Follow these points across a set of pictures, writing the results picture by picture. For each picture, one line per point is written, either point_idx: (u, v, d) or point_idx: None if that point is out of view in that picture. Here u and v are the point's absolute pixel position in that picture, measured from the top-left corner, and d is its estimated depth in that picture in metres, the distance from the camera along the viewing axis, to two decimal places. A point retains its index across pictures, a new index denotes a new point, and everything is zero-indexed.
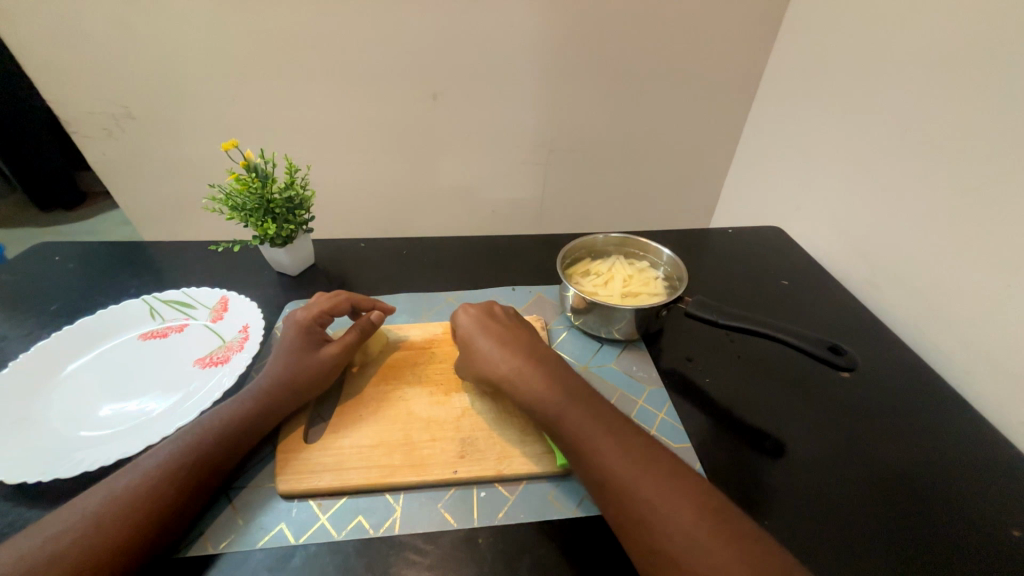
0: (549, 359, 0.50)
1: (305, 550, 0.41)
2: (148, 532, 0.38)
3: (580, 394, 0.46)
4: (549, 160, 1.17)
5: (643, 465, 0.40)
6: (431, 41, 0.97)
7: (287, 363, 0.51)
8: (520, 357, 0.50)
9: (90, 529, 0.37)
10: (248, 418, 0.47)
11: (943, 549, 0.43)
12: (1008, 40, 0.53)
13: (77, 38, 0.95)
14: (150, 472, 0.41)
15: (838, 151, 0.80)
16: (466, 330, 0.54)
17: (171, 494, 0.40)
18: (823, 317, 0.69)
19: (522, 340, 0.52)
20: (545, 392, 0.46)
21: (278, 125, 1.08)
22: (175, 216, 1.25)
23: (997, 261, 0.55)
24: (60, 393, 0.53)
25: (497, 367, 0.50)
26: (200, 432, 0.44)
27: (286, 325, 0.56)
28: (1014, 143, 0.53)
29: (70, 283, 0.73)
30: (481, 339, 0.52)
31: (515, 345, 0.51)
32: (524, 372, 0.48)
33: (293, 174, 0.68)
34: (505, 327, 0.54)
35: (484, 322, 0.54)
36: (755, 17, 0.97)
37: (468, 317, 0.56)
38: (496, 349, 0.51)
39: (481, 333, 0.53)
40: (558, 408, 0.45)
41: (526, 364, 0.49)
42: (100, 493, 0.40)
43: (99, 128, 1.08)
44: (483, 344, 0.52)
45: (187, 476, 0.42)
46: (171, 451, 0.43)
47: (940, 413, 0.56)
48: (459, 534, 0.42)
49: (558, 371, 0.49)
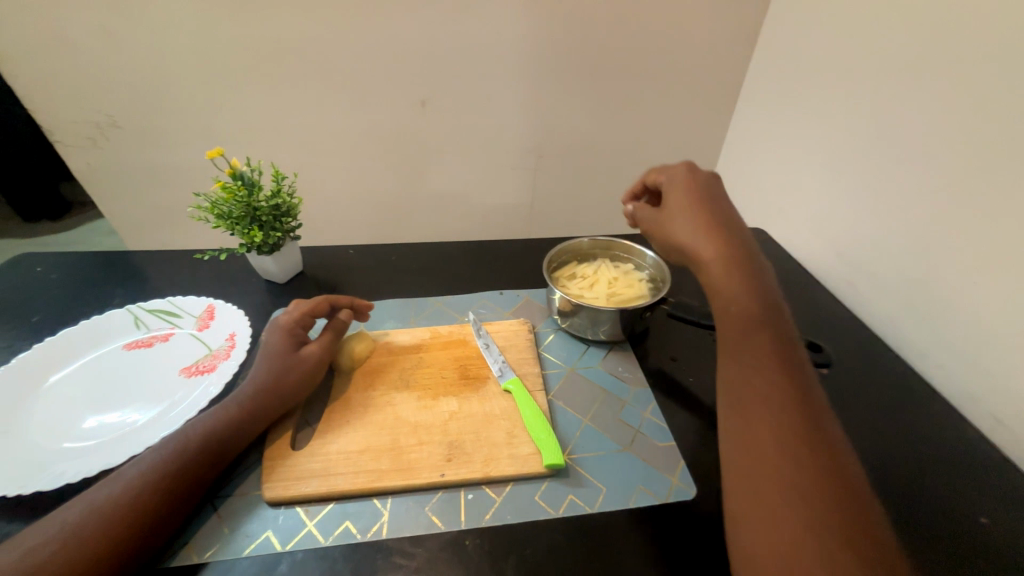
0: (749, 253, 0.47)
1: (292, 557, 0.41)
2: (129, 543, 0.38)
3: (766, 303, 0.44)
4: (536, 166, 1.18)
5: (790, 396, 0.38)
6: (417, 49, 0.98)
7: (271, 367, 0.51)
8: (717, 237, 0.47)
9: (68, 541, 0.37)
10: (233, 424, 0.47)
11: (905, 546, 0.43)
12: (974, 45, 0.55)
13: (62, 48, 0.95)
14: (133, 481, 0.41)
15: (815, 154, 0.82)
16: (672, 195, 0.53)
17: (154, 504, 0.40)
18: (806, 317, 0.71)
19: (729, 225, 0.49)
20: (732, 282, 0.45)
21: (265, 133, 1.08)
22: (161, 224, 1.24)
23: (967, 256, 0.56)
24: (44, 404, 0.53)
25: (689, 240, 0.48)
26: (183, 440, 0.44)
27: (269, 328, 0.57)
28: (980, 146, 0.54)
29: (53, 294, 0.72)
30: (686, 210, 0.50)
31: (720, 227, 0.48)
32: (718, 258, 0.46)
33: (280, 182, 0.68)
34: (714, 206, 0.50)
35: (697, 203, 0.50)
36: (735, 24, 0.99)
37: (682, 185, 0.52)
38: (695, 224, 0.49)
39: (687, 203, 0.51)
40: (734, 301, 0.44)
41: (724, 249, 0.46)
42: (79, 504, 0.39)
43: (84, 137, 1.08)
44: (685, 218, 0.50)
45: (170, 485, 0.41)
46: (153, 460, 0.43)
47: (920, 407, 0.57)
48: (447, 536, 0.42)
49: (750, 268, 0.46)
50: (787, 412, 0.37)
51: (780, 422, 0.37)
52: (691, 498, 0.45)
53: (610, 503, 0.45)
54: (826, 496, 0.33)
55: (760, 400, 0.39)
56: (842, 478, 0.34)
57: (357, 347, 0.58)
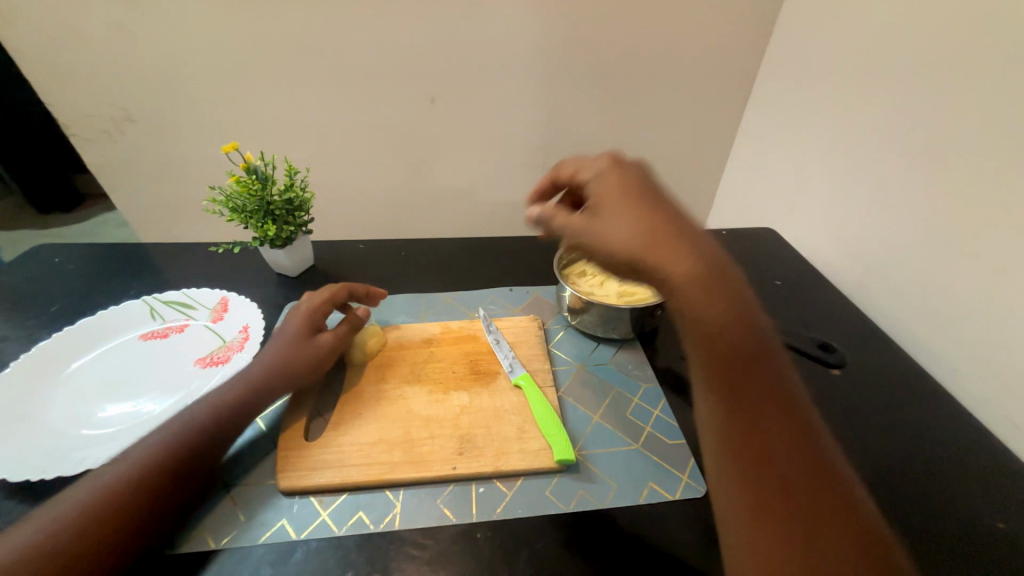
0: (717, 258, 0.38)
1: (307, 546, 0.41)
2: (136, 523, 0.39)
3: (748, 322, 0.37)
4: (545, 163, 1.18)
5: (792, 433, 0.34)
6: (427, 46, 0.98)
7: (284, 352, 0.52)
8: (675, 250, 0.38)
9: (77, 521, 0.37)
10: (238, 408, 0.47)
11: (910, 543, 0.44)
12: (991, 46, 0.54)
13: (77, 43, 0.96)
14: (139, 463, 0.41)
15: (828, 155, 0.81)
16: (607, 198, 0.42)
17: (161, 486, 0.41)
18: (816, 317, 0.70)
19: (681, 226, 0.40)
20: (710, 309, 0.36)
21: (276, 128, 1.09)
22: (173, 218, 1.26)
23: (983, 259, 0.56)
24: (63, 392, 0.54)
25: (648, 258, 0.38)
26: (189, 424, 0.45)
27: (285, 317, 0.57)
28: (996, 149, 0.54)
29: (70, 285, 0.73)
30: (630, 218, 0.40)
31: (674, 235, 0.39)
32: (689, 281, 0.37)
33: (293, 176, 0.68)
34: (655, 205, 0.41)
35: (643, 205, 0.41)
36: (748, 22, 0.98)
37: (618, 185, 0.43)
38: (643, 234, 0.39)
39: (630, 209, 0.40)
40: (717, 329, 0.36)
41: (693, 266, 0.37)
42: (87, 484, 0.40)
43: (98, 131, 1.09)
44: (637, 224, 0.39)
45: (176, 467, 0.42)
46: (158, 442, 0.43)
47: (931, 409, 0.57)
48: (458, 528, 0.43)
49: (724, 282, 0.37)
50: (795, 452, 0.34)
51: (790, 468, 0.33)
52: (701, 496, 0.46)
53: (621, 499, 0.45)
54: (861, 564, 0.30)
55: (768, 449, 0.34)
56: (858, 520, 0.32)
57: (370, 340, 0.58)
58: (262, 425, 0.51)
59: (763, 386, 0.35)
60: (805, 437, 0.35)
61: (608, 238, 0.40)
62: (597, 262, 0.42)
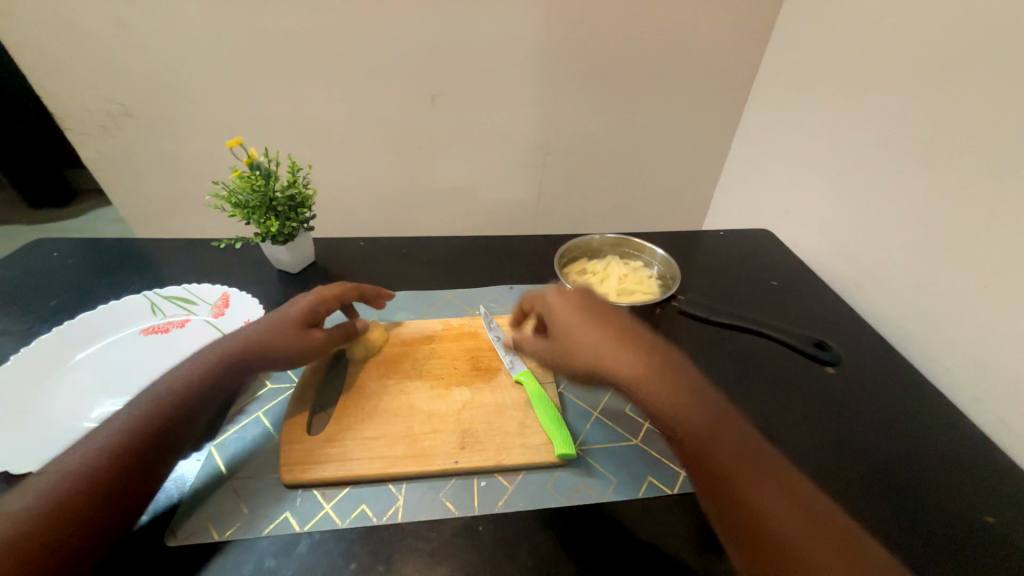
0: (661, 356, 0.46)
1: (311, 538, 0.42)
2: (108, 504, 0.38)
3: (704, 403, 0.43)
4: (545, 163, 1.19)
5: (781, 494, 0.37)
6: (430, 44, 0.99)
7: (268, 336, 0.52)
8: (623, 354, 0.46)
9: (46, 504, 0.36)
10: (208, 386, 0.48)
11: (901, 537, 0.45)
12: (987, 52, 0.56)
13: (76, 37, 0.95)
14: (107, 444, 0.40)
15: (824, 157, 0.82)
16: (562, 317, 0.51)
17: (133, 466, 0.40)
18: (810, 317, 0.72)
19: (624, 332, 0.49)
20: (663, 394, 0.43)
21: (277, 125, 1.09)
22: (170, 214, 1.25)
23: (975, 260, 0.57)
24: (65, 385, 0.54)
25: (604, 366, 0.46)
26: (157, 405, 0.44)
27: (284, 306, 0.57)
28: (992, 152, 0.55)
29: (69, 279, 0.73)
30: (581, 332, 0.49)
31: (619, 341, 0.48)
32: (640, 376, 0.45)
33: (295, 173, 0.68)
34: (600, 316, 0.50)
35: (590, 319, 0.50)
36: (747, 26, 1.00)
37: (567, 302, 0.53)
38: (595, 344, 0.48)
39: (580, 325, 0.49)
40: (679, 418, 0.42)
41: (639, 364, 0.45)
42: (53, 468, 0.38)
43: (96, 125, 1.08)
44: (590, 339, 0.48)
45: (146, 447, 0.42)
46: (126, 423, 0.42)
47: (922, 406, 0.59)
48: (460, 521, 0.43)
49: (671, 375, 0.44)
50: (790, 513, 0.36)
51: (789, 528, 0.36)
52: None
53: (621, 492, 0.46)
54: None
55: (763, 516, 0.37)
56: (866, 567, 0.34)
57: (371, 337, 0.59)
58: (267, 423, 0.51)
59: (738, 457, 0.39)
60: (794, 494, 0.38)
61: (570, 354, 0.49)
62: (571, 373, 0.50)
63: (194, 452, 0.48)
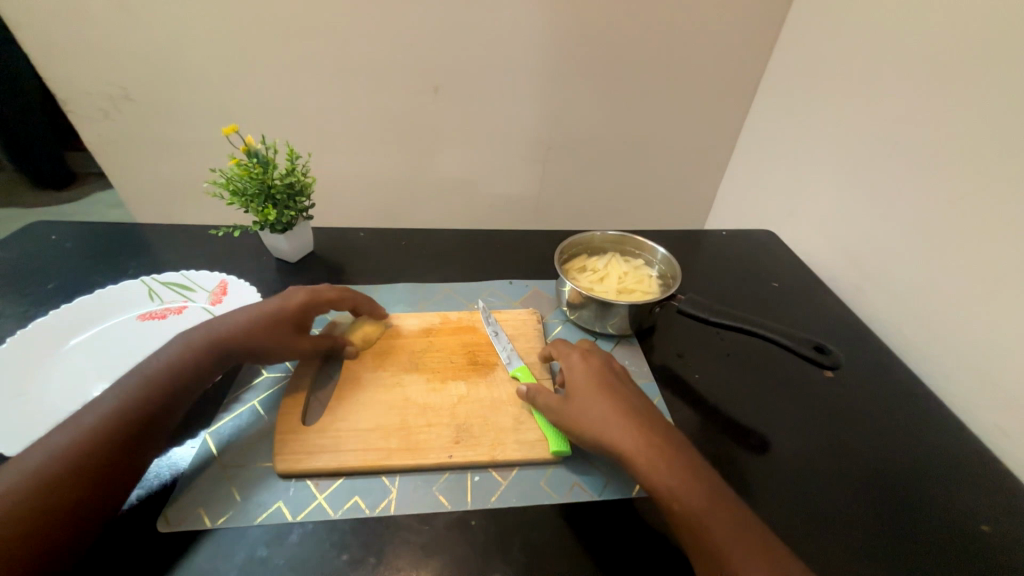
0: (667, 430, 0.45)
1: (303, 528, 0.42)
2: (93, 484, 0.38)
3: (710, 488, 0.40)
4: (547, 157, 1.18)
5: None
6: (433, 34, 0.98)
7: (251, 326, 0.51)
8: (638, 431, 0.43)
9: (28, 488, 0.36)
10: (193, 367, 0.47)
11: (895, 544, 0.45)
12: (999, 55, 0.54)
13: (75, 18, 0.94)
14: (90, 426, 0.41)
15: (829, 158, 0.81)
16: (571, 379, 0.50)
17: (116, 447, 0.40)
18: (809, 320, 0.71)
19: (642, 410, 0.46)
20: (676, 483, 0.40)
21: (278, 112, 1.08)
22: (171, 200, 1.25)
23: (976, 267, 0.57)
24: (60, 368, 0.54)
25: (615, 441, 0.43)
26: (140, 388, 0.44)
27: (278, 296, 0.56)
28: (999, 157, 0.54)
29: (67, 263, 0.73)
30: (596, 402, 0.46)
31: (635, 417, 0.45)
32: (653, 458, 0.41)
33: (294, 161, 0.68)
34: (619, 389, 0.48)
35: (599, 381, 0.49)
36: (755, 22, 0.98)
37: (579, 363, 0.51)
38: (609, 418, 0.45)
39: (596, 394, 0.47)
40: (682, 502, 0.39)
41: (655, 446, 0.42)
42: (36, 451, 0.39)
43: (96, 109, 1.08)
44: (597, 405, 0.46)
45: (130, 428, 0.42)
46: (111, 405, 0.42)
47: (919, 412, 0.58)
48: (452, 515, 0.43)
49: (677, 452, 0.42)
50: None
51: None
52: None
53: (614, 490, 0.46)
54: None
55: None
56: None
57: (368, 327, 0.59)
58: (262, 412, 0.51)
59: (742, 548, 0.37)
60: None
61: (579, 422, 0.46)
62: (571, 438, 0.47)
63: (188, 439, 0.48)
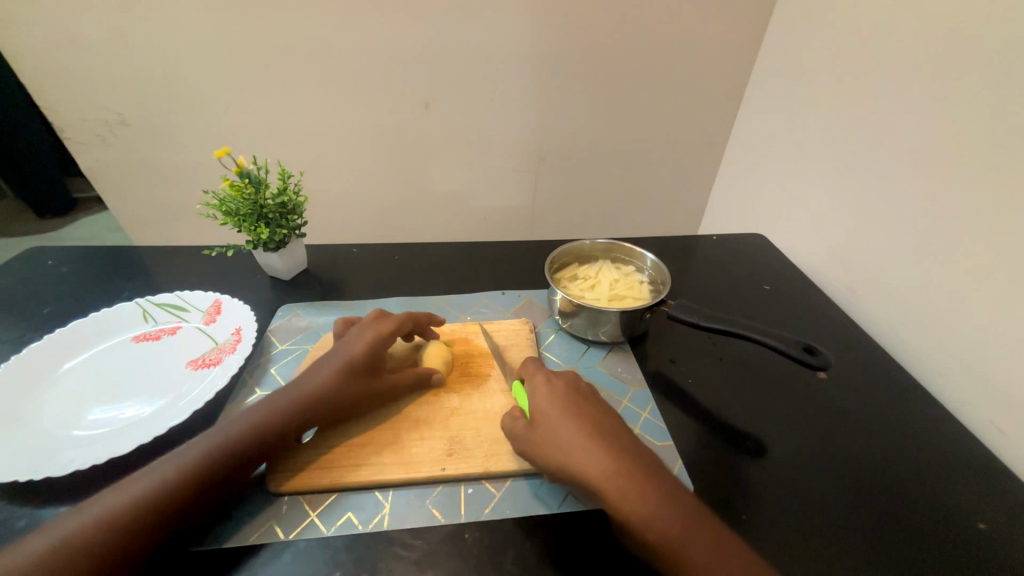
0: (638, 451, 0.43)
1: (296, 546, 0.42)
2: (146, 549, 0.37)
3: (685, 509, 0.39)
4: (539, 169, 1.20)
5: None
6: (424, 52, 1.00)
7: (333, 380, 0.50)
8: (604, 455, 0.42)
9: (108, 531, 0.37)
10: (284, 428, 0.46)
11: (893, 545, 0.45)
12: (976, 55, 0.56)
13: (74, 47, 0.96)
14: (180, 472, 0.41)
15: (816, 161, 0.83)
16: (537, 404, 0.48)
17: (197, 496, 0.41)
18: (802, 322, 0.72)
19: (610, 428, 0.45)
20: (647, 508, 0.39)
21: (273, 133, 1.10)
22: (166, 221, 1.26)
23: (965, 264, 0.57)
24: (56, 393, 0.54)
25: (582, 468, 0.42)
26: (231, 440, 0.44)
27: (341, 340, 0.54)
28: (982, 155, 0.55)
29: (62, 287, 0.73)
30: (562, 425, 0.45)
31: (603, 437, 0.43)
32: (622, 485, 0.40)
33: (287, 180, 0.69)
34: (585, 407, 0.47)
35: (565, 401, 0.47)
36: (739, 30, 1.00)
37: (544, 385, 0.49)
38: (578, 442, 0.43)
39: (561, 416, 0.45)
40: (653, 530, 0.38)
41: (623, 471, 0.41)
42: (127, 488, 0.39)
43: (92, 134, 1.09)
44: (564, 431, 0.44)
45: (214, 478, 0.42)
46: (196, 459, 0.42)
47: (913, 411, 0.58)
48: (448, 528, 0.43)
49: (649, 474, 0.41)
50: None
51: None
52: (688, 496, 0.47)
53: None
54: None
55: None
56: None
57: (435, 353, 0.57)
58: None
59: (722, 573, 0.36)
60: None
61: (546, 450, 0.44)
62: (538, 467, 0.45)
63: None
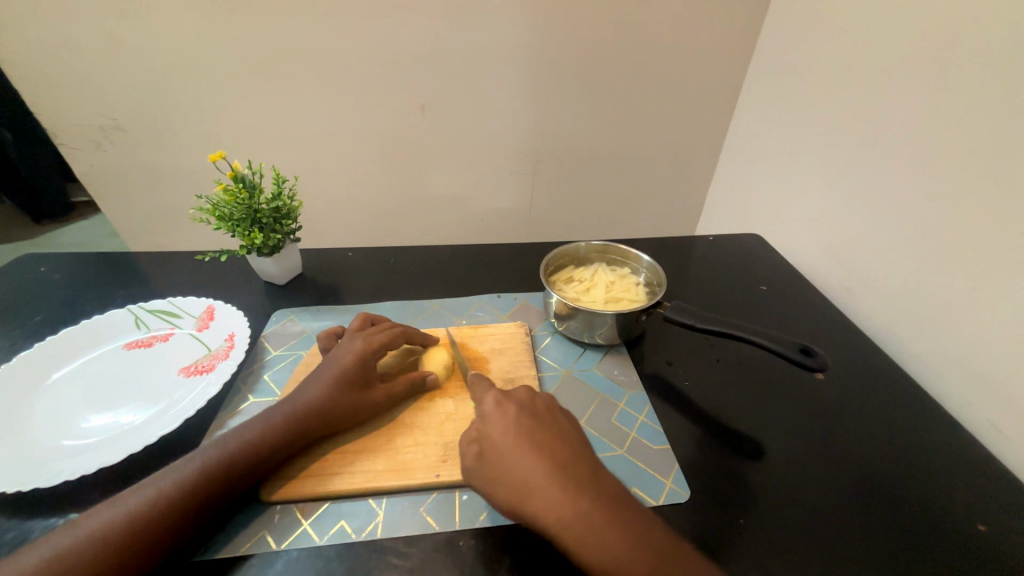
0: (602, 483, 0.40)
1: (288, 556, 0.41)
2: (138, 565, 0.37)
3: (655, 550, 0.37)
4: (535, 170, 1.19)
5: None
6: (419, 54, 0.99)
7: (323, 394, 0.49)
8: (565, 496, 0.39)
9: (102, 546, 0.36)
10: (279, 440, 0.46)
11: (896, 546, 0.44)
12: (972, 53, 0.55)
13: (68, 53, 0.96)
14: (172, 488, 0.40)
15: (813, 160, 0.82)
16: (491, 436, 0.44)
17: (187, 511, 0.40)
18: (799, 323, 0.71)
19: (570, 460, 0.42)
20: (610, 557, 0.36)
21: (268, 136, 1.09)
22: (161, 226, 1.25)
23: (962, 263, 0.57)
24: (46, 402, 0.53)
25: (537, 513, 0.39)
26: (225, 452, 0.44)
27: (334, 352, 0.54)
28: (977, 153, 0.55)
29: (55, 294, 0.73)
30: (517, 461, 0.42)
31: (563, 472, 0.40)
32: (583, 531, 0.37)
33: (280, 185, 0.68)
34: (541, 437, 0.43)
35: (522, 431, 0.43)
36: (734, 30, 1.00)
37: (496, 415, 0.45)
38: (536, 479, 0.40)
39: (516, 450, 0.42)
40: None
41: (585, 513, 0.38)
42: (118, 506, 0.39)
43: (87, 140, 1.09)
44: (520, 468, 0.41)
45: (204, 495, 0.41)
46: (189, 473, 0.42)
47: (911, 411, 0.58)
48: (441, 536, 0.43)
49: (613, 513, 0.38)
50: None
51: None
52: (684, 500, 0.46)
53: None
54: None
55: None
56: None
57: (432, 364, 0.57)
58: None
59: None
60: None
61: (502, 488, 0.41)
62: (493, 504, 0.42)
63: None
